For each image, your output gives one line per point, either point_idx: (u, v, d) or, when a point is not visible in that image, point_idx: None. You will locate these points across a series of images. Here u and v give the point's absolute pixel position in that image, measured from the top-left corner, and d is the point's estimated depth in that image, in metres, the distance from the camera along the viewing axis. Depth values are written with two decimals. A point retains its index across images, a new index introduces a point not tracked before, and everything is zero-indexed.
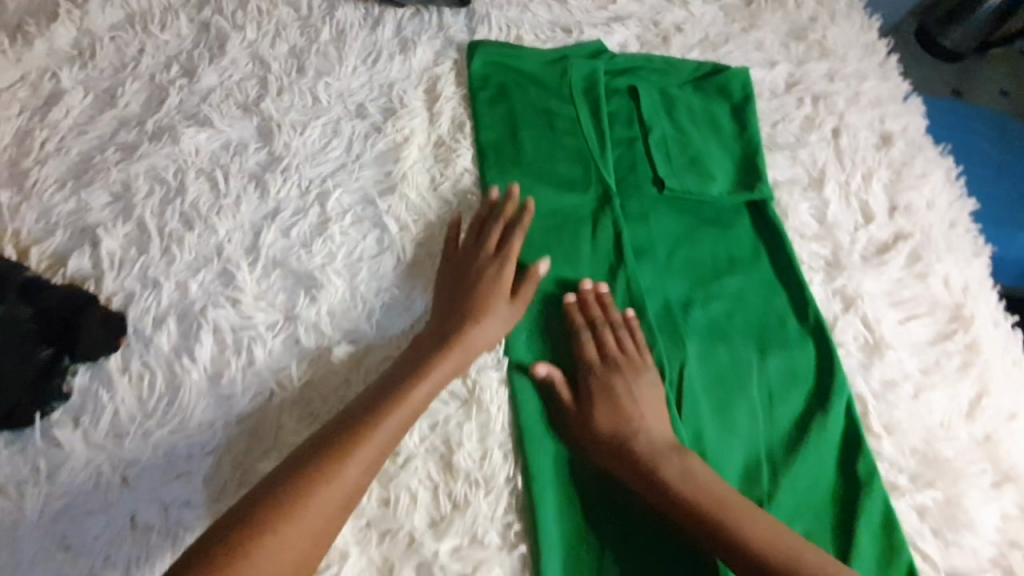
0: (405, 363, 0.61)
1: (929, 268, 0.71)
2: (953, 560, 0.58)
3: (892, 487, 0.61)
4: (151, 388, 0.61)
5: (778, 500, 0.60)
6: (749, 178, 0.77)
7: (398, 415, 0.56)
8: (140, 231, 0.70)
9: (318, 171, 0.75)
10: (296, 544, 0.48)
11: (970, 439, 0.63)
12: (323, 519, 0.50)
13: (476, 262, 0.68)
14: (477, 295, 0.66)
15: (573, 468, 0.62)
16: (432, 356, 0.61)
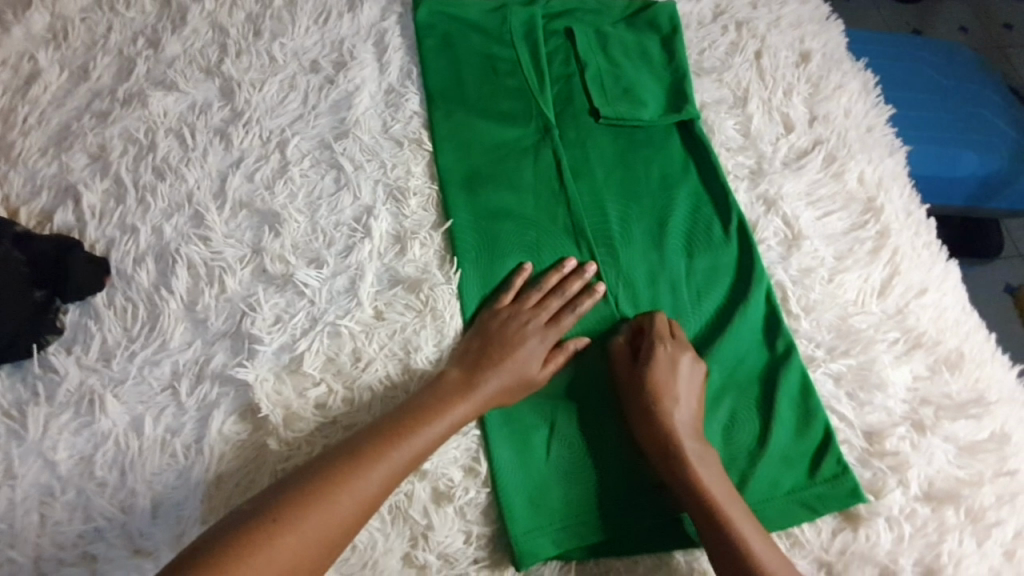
0: (413, 405, 0.60)
1: (844, 167, 0.77)
2: (867, 418, 0.63)
3: (809, 359, 0.67)
4: (134, 318, 0.68)
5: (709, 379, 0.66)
6: (677, 102, 0.84)
7: (414, 442, 0.57)
8: (118, 185, 0.77)
9: (278, 122, 0.82)
10: (296, 551, 0.48)
11: (881, 312, 0.69)
12: (324, 532, 0.50)
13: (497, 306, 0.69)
14: (500, 341, 0.66)
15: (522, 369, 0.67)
16: (443, 384, 0.62)
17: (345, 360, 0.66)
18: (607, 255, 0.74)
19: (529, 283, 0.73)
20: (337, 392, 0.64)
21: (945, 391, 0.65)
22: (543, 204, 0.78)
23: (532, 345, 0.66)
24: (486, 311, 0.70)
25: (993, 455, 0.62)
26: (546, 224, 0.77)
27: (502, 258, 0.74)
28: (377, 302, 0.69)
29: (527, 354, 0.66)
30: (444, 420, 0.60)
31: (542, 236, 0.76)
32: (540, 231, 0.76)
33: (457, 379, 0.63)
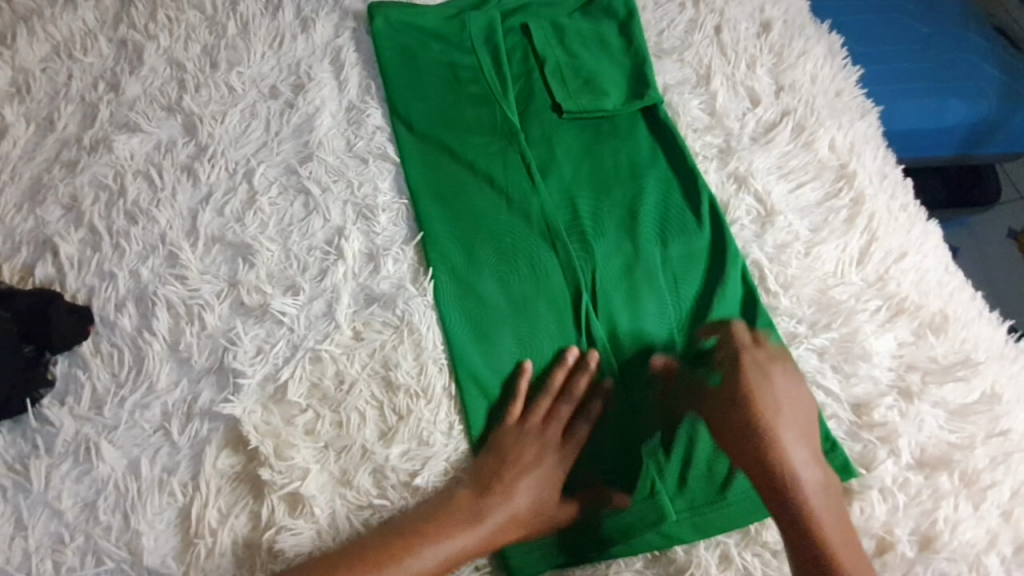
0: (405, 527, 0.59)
1: (814, 136, 0.76)
2: (854, 390, 0.63)
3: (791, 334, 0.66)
4: (121, 364, 0.69)
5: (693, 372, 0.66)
6: (640, 87, 0.82)
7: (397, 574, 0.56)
8: (93, 233, 0.78)
9: (242, 153, 0.82)
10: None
11: (861, 281, 0.68)
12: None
13: (506, 419, 0.66)
14: (510, 463, 0.63)
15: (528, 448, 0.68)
16: (445, 511, 0.60)
17: (328, 384, 0.66)
18: (584, 255, 0.73)
19: (511, 293, 0.72)
20: (326, 417, 0.65)
21: (931, 355, 0.65)
22: (518, 209, 0.76)
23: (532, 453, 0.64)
24: (495, 425, 0.66)
25: (983, 415, 0.62)
26: (522, 230, 0.75)
27: (481, 269, 0.73)
28: (355, 322, 0.69)
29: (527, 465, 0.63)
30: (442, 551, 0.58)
31: (519, 242, 0.74)
32: (515, 237, 0.75)
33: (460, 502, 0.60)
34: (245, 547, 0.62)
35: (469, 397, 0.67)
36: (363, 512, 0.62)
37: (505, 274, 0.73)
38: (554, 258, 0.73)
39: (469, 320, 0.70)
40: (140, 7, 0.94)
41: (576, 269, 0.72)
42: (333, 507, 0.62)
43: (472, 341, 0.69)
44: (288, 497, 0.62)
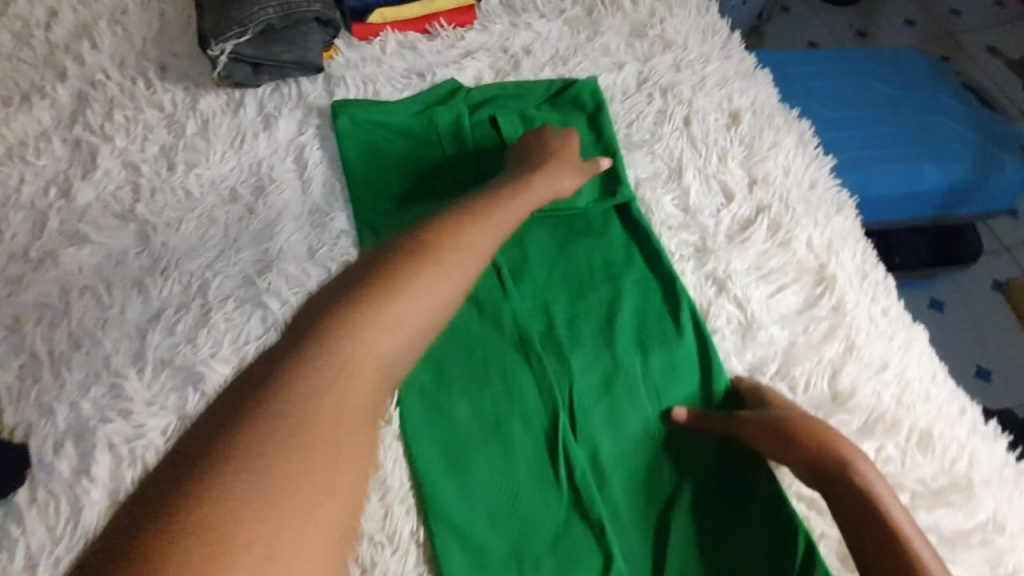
0: None
1: (790, 235, 0.74)
2: None
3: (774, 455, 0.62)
4: (58, 514, 0.63)
5: (681, 502, 0.63)
6: (612, 183, 0.80)
7: None
8: (33, 359, 0.72)
9: (197, 264, 0.78)
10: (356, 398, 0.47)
11: (828, 394, 0.64)
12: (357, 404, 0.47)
13: None
14: None
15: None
16: None
17: None
18: (562, 367, 0.69)
19: (486, 413, 0.67)
20: None
21: (918, 477, 0.60)
22: (491, 317, 0.72)
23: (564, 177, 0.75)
24: None
25: (986, 549, 0.58)
26: (497, 340, 0.71)
27: (452, 387, 0.67)
28: None
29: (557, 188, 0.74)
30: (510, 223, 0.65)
31: (492, 354, 0.70)
32: (490, 349, 0.70)
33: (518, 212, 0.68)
34: None
35: (443, 545, 0.59)
36: None
37: (479, 391, 0.68)
38: (531, 372, 0.68)
39: (440, 446, 0.64)
40: (97, 105, 0.91)
41: (555, 384, 0.68)
42: None
43: (444, 471, 0.63)
44: None
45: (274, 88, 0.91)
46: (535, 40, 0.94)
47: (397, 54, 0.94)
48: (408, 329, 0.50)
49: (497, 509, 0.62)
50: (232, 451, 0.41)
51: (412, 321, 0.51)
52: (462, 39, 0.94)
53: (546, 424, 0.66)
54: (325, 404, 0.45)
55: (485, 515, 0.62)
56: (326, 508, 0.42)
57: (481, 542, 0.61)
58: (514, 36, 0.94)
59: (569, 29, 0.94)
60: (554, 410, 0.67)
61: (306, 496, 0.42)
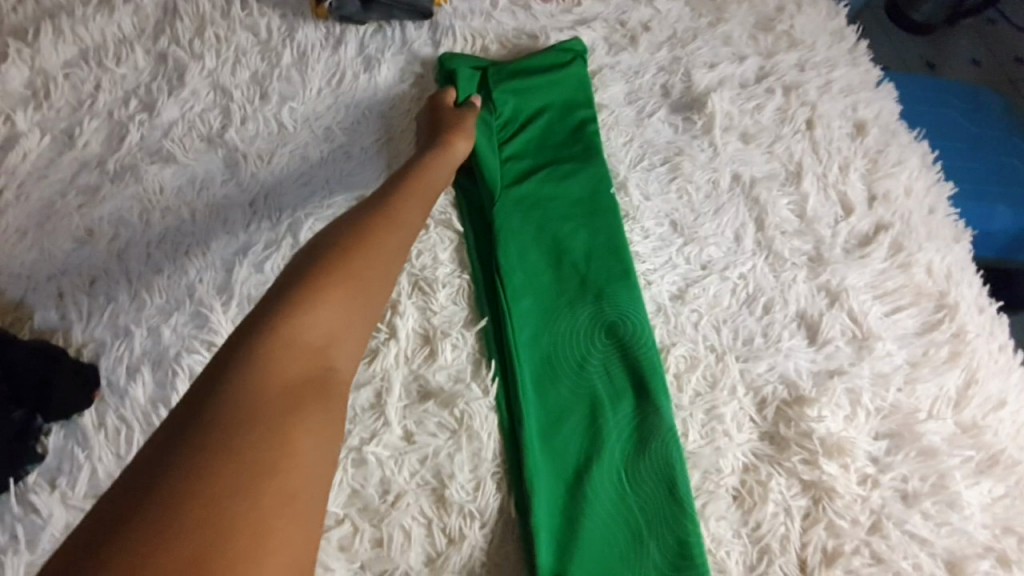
0: None
1: (911, 258, 0.71)
2: (949, 542, 0.57)
3: (876, 463, 0.61)
4: (130, 442, 0.60)
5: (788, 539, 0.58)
6: (727, 183, 0.78)
7: None
8: (108, 276, 0.68)
9: (288, 201, 0.73)
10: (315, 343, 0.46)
11: (954, 425, 0.62)
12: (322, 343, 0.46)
13: None
14: None
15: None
16: None
17: (372, 493, 0.58)
18: (628, 389, 0.65)
19: (559, 436, 0.63)
20: (364, 532, 0.56)
21: None
22: (561, 333, 0.68)
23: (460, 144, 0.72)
24: None
25: None
26: (564, 360, 0.67)
27: (523, 402, 0.63)
28: (406, 420, 0.61)
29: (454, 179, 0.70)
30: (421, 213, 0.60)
31: (562, 374, 0.66)
32: (560, 365, 0.67)
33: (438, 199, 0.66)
34: None
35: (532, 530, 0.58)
36: None
37: (551, 411, 0.64)
38: (600, 398, 0.65)
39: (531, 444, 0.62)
40: (186, 20, 0.86)
41: (619, 409, 0.64)
42: None
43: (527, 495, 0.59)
44: None
45: (377, 29, 0.86)
46: (654, 17, 0.89)
47: (508, 12, 0.89)
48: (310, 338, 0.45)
49: (577, 539, 0.58)
50: (232, 440, 0.37)
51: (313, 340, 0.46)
52: (577, 7, 0.90)
53: (620, 451, 0.62)
54: (266, 374, 0.42)
55: (559, 545, 0.57)
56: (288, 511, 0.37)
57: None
58: (633, 10, 0.89)
59: (690, 11, 0.89)
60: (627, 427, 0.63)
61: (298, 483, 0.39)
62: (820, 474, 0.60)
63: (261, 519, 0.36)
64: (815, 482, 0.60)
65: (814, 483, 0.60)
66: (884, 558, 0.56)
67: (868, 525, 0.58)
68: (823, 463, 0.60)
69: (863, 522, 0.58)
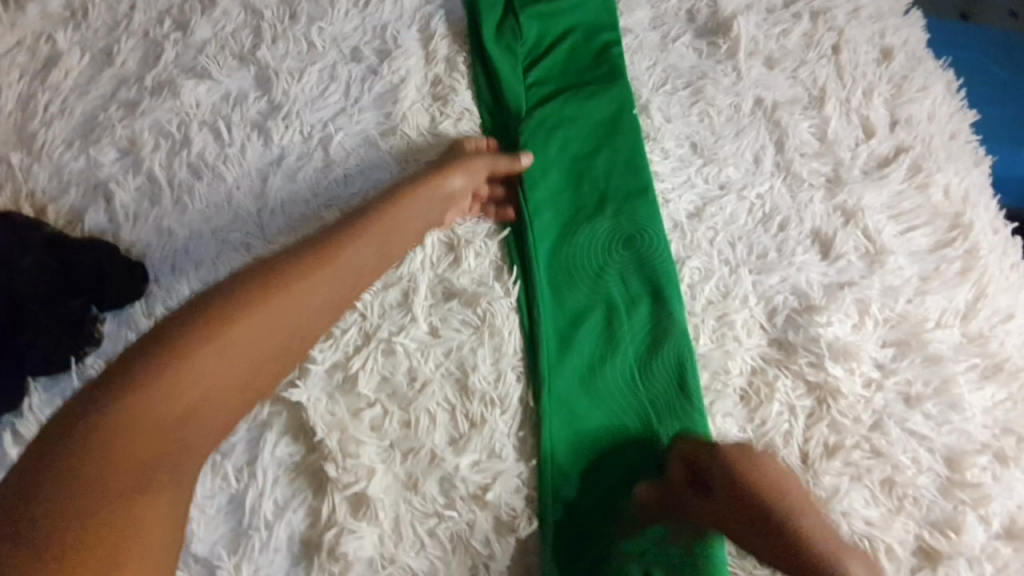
0: None
1: (929, 180, 0.72)
2: (947, 439, 0.61)
3: (882, 369, 0.64)
4: None
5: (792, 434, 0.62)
6: (751, 105, 0.78)
7: None
8: (151, 183, 0.72)
9: (318, 116, 0.76)
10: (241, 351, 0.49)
11: (960, 335, 0.65)
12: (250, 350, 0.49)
13: None
14: None
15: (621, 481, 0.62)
16: None
17: (400, 380, 0.62)
18: (644, 296, 0.68)
19: (575, 339, 0.66)
20: (393, 414, 0.61)
21: None
22: (580, 246, 0.71)
23: (459, 175, 0.67)
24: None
25: None
26: (581, 272, 0.70)
27: (541, 306, 0.67)
28: (432, 316, 0.65)
29: (451, 185, 0.66)
30: (376, 260, 0.59)
31: (579, 284, 0.69)
32: (579, 275, 0.69)
33: (421, 206, 0.64)
34: (302, 545, 0.57)
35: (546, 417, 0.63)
36: (428, 521, 0.58)
37: (568, 315, 0.67)
38: (615, 303, 0.68)
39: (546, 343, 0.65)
40: None
41: (634, 314, 0.67)
42: (397, 512, 0.58)
43: (544, 388, 0.63)
44: (352, 497, 0.58)
45: None
46: None
47: None
48: (204, 372, 0.47)
49: (586, 428, 0.63)
50: (116, 436, 0.44)
51: (205, 388, 0.47)
52: None
53: (634, 352, 0.66)
54: (136, 413, 0.45)
55: (569, 432, 0.63)
56: (180, 477, 0.48)
57: (577, 465, 0.62)
58: None
59: None
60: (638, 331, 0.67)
61: (160, 481, 0.46)
62: (826, 376, 0.63)
63: (137, 485, 0.45)
64: (820, 385, 0.63)
65: (819, 385, 0.63)
66: (884, 452, 0.60)
67: (870, 424, 0.62)
68: (830, 366, 0.63)
69: (865, 420, 0.62)
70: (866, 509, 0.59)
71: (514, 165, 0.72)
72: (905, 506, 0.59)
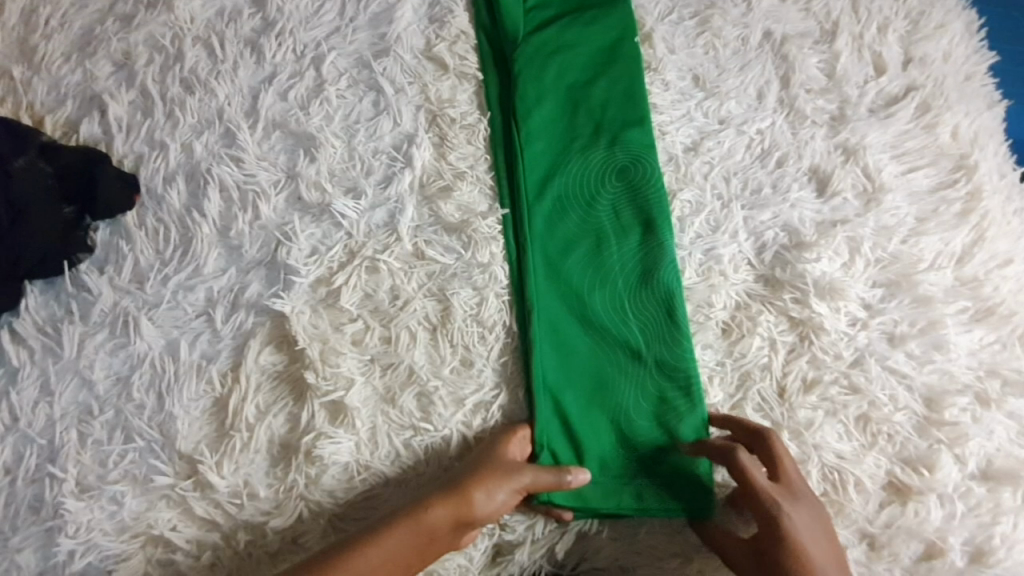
0: None
1: (938, 119, 0.70)
2: (928, 379, 0.61)
3: (868, 309, 0.63)
4: (167, 241, 0.65)
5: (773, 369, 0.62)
6: (760, 38, 0.75)
7: None
8: (145, 97, 0.72)
9: (312, 34, 0.74)
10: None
11: (954, 278, 0.64)
12: None
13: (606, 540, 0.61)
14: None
15: (604, 409, 0.63)
16: None
17: (383, 298, 0.63)
18: (635, 225, 0.67)
19: (564, 269, 0.66)
20: (374, 330, 0.62)
21: (1014, 367, 0.62)
22: (572, 175, 0.69)
23: (489, 497, 0.56)
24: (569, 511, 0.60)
25: None
26: (573, 202, 0.69)
27: (530, 234, 0.66)
28: (417, 238, 0.65)
29: (477, 501, 0.55)
30: (379, 554, 0.52)
31: (572, 216, 0.68)
32: (571, 204, 0.68)
33: (441, 532, 0.55)
34: (281, 448, 0.60)
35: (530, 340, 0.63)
36: (404, 433, 0.60)
37: (557, 244, 0.67)
38: (605, 233, 0.67)
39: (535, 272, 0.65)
40: None
41: (624, 243, 0.66)
42: (375, 422, 0.60)
43: (532, 317, 0.63)
44: (330, 405, 0.60)
45: None
46: None
47: None
48: None
49: (572, 357, 0.64)
50: None
51: None
52: None
53: (624, 282, 0.65)
54: None
55: (554, 358, 0.63)
56: None
57: (567, 391, 0.63)
58: None
59: None
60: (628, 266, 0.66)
61: None
62: (810, 312, 0.62)
63: None
64: (804, 321, 0.62)
65: (803, 321, 0.62)
66: (862, 389, 0.60)
67: (850, 361, 0.61)
68: (815, 304, 0.63)
69: (847, 357, 0.61)
70: (838, 443, 0.59)
71: (560, 477, 0.58)
72: (878, 442, 0.59)
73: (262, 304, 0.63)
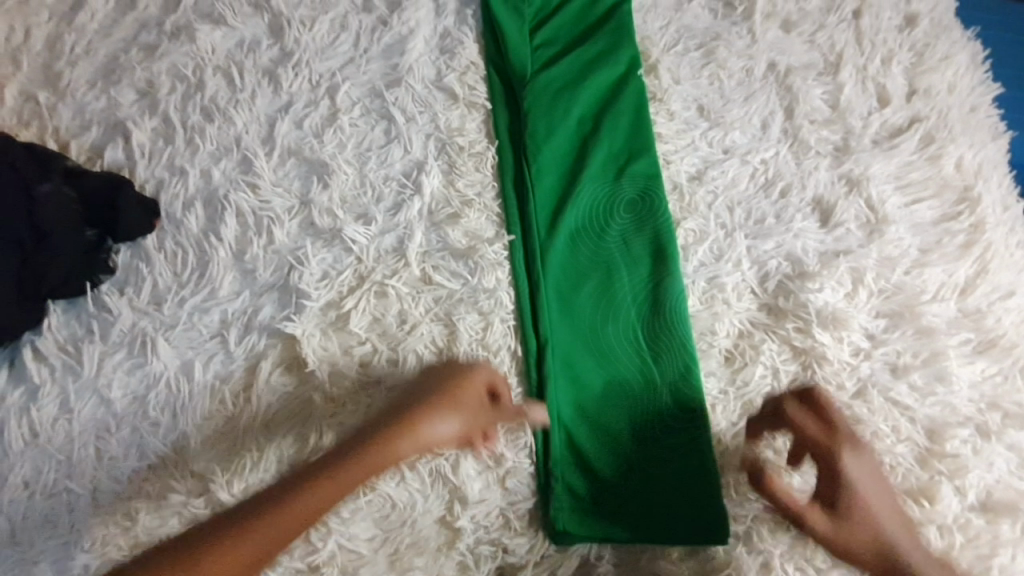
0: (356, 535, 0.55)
1: (966, 284, 0.71)
2: (962, 567, 0.60)
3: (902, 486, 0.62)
4: (184, 385, 0.64)
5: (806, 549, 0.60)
6: (794, 184, 0.74)
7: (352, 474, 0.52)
8: (158, 223, 0.70)
9: (332, 158, 0.72)
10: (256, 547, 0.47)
11: (987, 454, 0.64)
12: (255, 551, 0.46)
13: None
14: None
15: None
16: None
17: (403, 456, 0.62)
18: (668, 392, 0.66)
19: (598, 440, 0.66)
20: (396, 489, 0.62)
21: None
22: (606, 337, 0.68)
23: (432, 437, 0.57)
24: None
25: None
26: (605, 364, 0.68)
27: (563, 404, 0.66)
28: None
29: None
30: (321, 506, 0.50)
31: (604, 381, 0.67)
32: (605, 369, 0.68)
33: None
34: None
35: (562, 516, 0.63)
36: None
37: (590, 413, 0.66)
38: (640, 401, 0.66)
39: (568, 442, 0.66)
40: None
41: (658, 413, 0.66)
42: None
43: (565, 492, 0.64)
44: (350, 567, 0.60)
45: None
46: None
47: None
48: None
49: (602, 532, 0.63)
50: None
51: None
52: None
53: (658, 455, 0.65)
54: None
55: (585, 535, 0.63)
56: None
57: (599, 563, 0.63)
58: None
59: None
60: (662, 438, 0.65)
61: None
62: None
63: None
64: None
65: None
66: None
67: None
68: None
69: None
70: None
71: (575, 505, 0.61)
72: None
73: (269, 452, 0.62)
